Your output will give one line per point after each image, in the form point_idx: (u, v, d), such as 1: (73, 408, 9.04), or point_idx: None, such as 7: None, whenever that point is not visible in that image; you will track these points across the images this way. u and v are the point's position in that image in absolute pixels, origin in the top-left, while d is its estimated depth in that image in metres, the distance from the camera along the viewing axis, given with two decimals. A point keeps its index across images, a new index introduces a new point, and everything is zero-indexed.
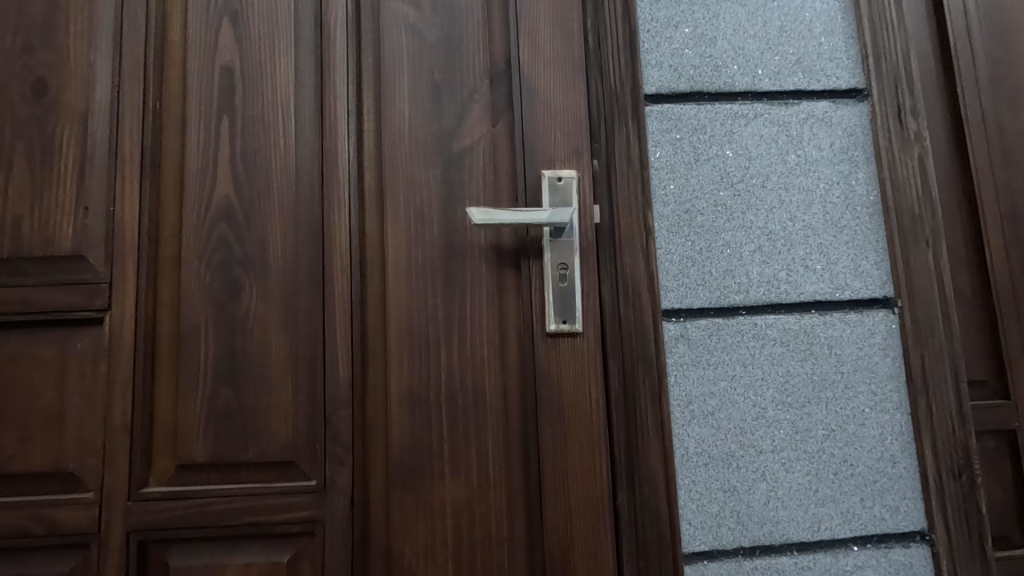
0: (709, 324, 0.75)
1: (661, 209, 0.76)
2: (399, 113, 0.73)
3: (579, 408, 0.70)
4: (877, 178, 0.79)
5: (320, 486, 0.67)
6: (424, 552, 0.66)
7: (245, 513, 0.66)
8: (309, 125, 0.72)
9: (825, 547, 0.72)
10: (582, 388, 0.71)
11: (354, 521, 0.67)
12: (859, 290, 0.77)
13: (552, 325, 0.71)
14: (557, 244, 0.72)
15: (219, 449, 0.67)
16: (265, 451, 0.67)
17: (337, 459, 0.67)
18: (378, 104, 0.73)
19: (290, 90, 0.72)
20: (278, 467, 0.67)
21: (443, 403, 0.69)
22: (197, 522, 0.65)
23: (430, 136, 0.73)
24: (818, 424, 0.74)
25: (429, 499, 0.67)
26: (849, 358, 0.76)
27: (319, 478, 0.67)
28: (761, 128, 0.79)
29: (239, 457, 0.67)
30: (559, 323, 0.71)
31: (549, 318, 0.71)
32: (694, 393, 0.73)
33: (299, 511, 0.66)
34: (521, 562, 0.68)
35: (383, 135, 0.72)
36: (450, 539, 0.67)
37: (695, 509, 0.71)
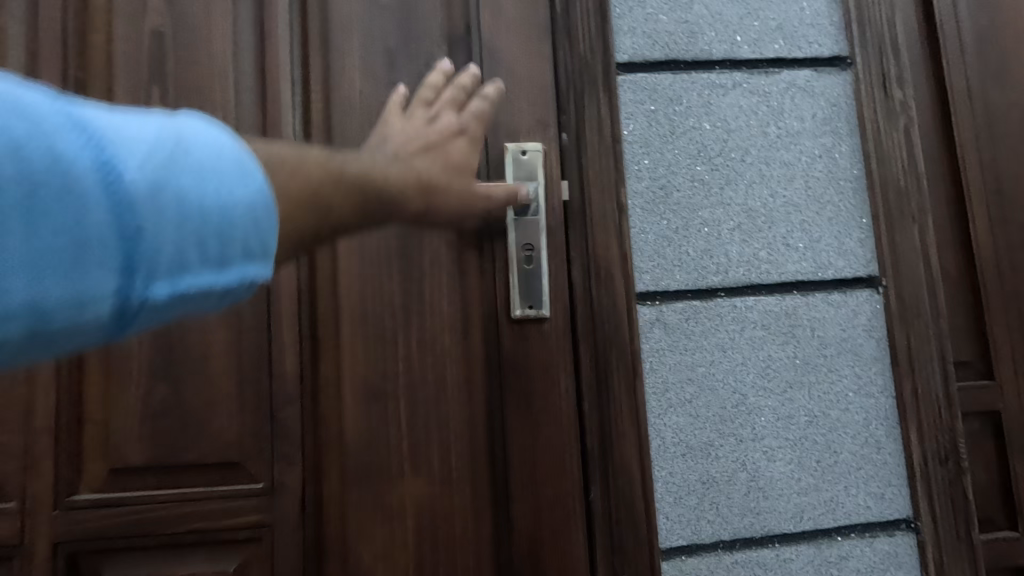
0: (686, 307, 0.70)
1: (635, 185, 0.71)
2: (350, 82, 0.67)
3: (548, 399, 0.66)
4: (862, 151, 0.75)
5: (269, 488, 0.62)
6: (384, 555, 0.62)
7: (185, 520, 0.61)
8: (250, 96, 0.66)
9: (808, 538, 0.69)
10: (552, 378, 0.66)
11: (305, 524, 0.62)
12: (843, 268, 0.74)
13: (518, 310, 0.66)
14: (521, 223, 0.67)
15: (153, 452, 0.61)
16: (205, 452, 0.62)
17: (286, 458, 0.63)
18: (327, 72, 0.67)
19: (228, 57, 0.66)
20: (222, 469, 0.62)
21: (401, 395, 0.64)
22: (130, 532, 0.60)
23: (384, 107, 0.67)
24: (801, 410, 0.71)
25: (389, 500, 0.63)
26: (833, 340, 0.72)
27: (268, 479, 0.63)
28: (740, 99, 0.75)
29: (177, 460, 0.62)
30: (526, 308, 0.66)
31: (514, 302, 0.67)
32: (670, 380, 0.69)
33: (246, 515, 0.62)
34: (487, 563, 0.63)
35: (331, 106, 0.67)
36: (411, 542, 0.62)
37: (672, 502, 0.67)
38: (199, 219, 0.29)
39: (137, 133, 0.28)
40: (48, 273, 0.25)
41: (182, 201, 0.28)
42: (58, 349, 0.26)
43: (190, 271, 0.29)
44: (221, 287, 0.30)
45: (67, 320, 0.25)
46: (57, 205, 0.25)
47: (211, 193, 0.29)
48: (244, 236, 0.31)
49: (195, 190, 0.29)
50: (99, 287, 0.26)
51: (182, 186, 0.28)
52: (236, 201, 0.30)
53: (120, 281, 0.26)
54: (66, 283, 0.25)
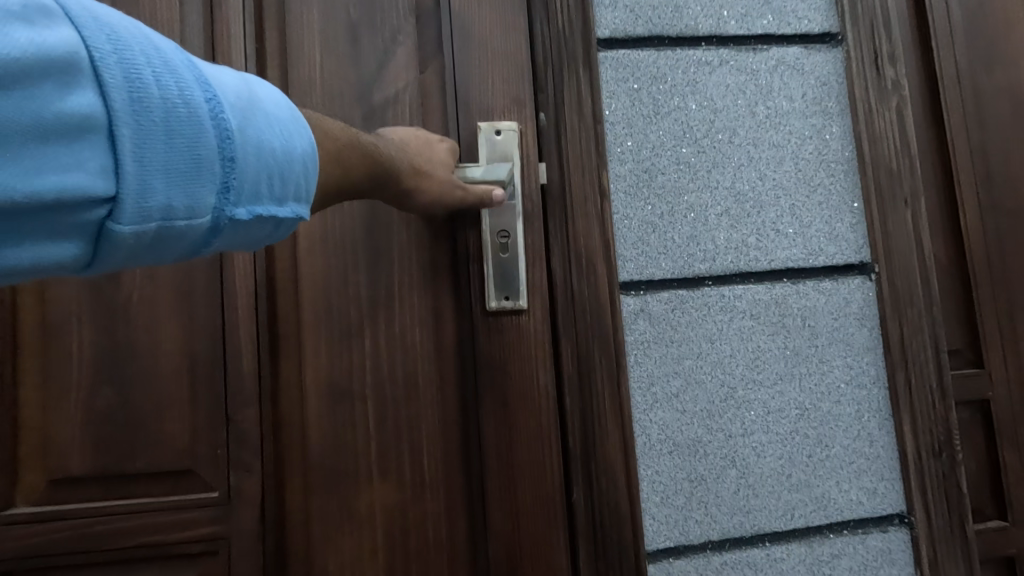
0: (672, 297, 0.67)
1: (618, 169, 0.67)
2: (309, 58, 0.63)
3: (526, 396, 0.62)
4: (853, 132, 0.72)
5: (225, 497, 0.58)
6: (351, 566, 0.58)
7: (134, 533, 0.57)
8: None
9: (799, 536, 0.66)
10: (531, 374, 0.62)
11: (266, 536, 0.59)
12: (834, 255, 0.71)
13: (494, 302, 0.62)
14: (496, 208, 0.63)
15: (96, 461, 0.57)
16: (154, 460, 0.57)
17: (244, 465, 0.59)
18: (284, 46, 0.63)
19: (175, 33, 0.62)
20: (174, 477, 0.58)
21: (368, 395, 0.60)
22: (74, 546, 0.56)
23: (347, 85, 0.63)
24: (791, 403, 0.68)
25: (356, 507, 0.59)
26: (824, 330, 0.69)
27: (224, 488, 0.59)
28: (727, 77, 0.71)
29: (122, 470, 0.57)
30: (502, 299, 0.62)
31: (489, 293, 0.62)
32: (655, 374, 0.65)
33: (200, 527, 0.58)
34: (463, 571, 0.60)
35: (290, 84, 0.62)
36: (381, 551, 0.59)
37: (658, 502, 0.64)
38: (272, 156, 0.37)
39: (230, 83, 0.36)
40: (174, 176, 0.32)
41: (262, 138, 0.36)
42: (167, 246, 0.33)
43: (261, 198, 0.37)
44: (276, 213, 0.38)
45: (182, 219, 0.33)
46: (186, 127, 0.32)
47: (280, 134, 0.37)
48: (298, 173, 0.38)
49: (271, 133, 0.37)
50: (203, 198, 0.33)
51: (261, 130, 0.36)
52: (296, 147, 0.38)
53: (217, 194, 0.34)
54: (185, 189, 0.32)
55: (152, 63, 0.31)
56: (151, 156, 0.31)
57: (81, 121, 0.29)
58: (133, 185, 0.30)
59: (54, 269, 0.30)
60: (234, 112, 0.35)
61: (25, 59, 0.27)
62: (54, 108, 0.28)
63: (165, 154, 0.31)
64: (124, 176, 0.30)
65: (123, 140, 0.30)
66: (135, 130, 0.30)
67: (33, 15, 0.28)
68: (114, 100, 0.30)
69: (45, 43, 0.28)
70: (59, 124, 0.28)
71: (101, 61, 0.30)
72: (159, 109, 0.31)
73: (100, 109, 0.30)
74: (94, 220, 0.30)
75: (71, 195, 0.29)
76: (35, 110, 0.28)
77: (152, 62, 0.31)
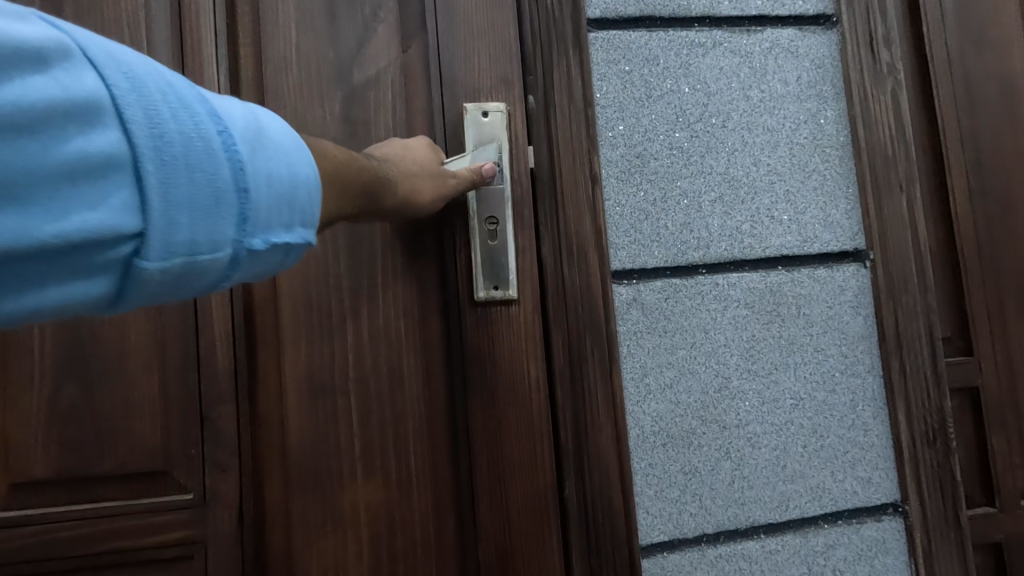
0: (665, 285, 0.65)
1: (610, 153, 0.65)
2: (283, 34, 0.60)
3: (516, 390, 0.60)
4: (847, 116, 0.71)
5: (200, 499, 0.56)
6: (334, 569, 0.56)
7: (104, 538, 0.55)
8: (165, 54, 0.59)
9: (794, 527, 0.65)
10: (521, 367, 0.60)
11: (244, 538, 0.56)
12: (828, 242, 0.69)
13: (482, 292, 0.60)
14: (484, 194, 0.60)
15: (63, 463, 0.54)
16: (123, 460, 0.55)
17: (220, 465, 0.56)
18: (257, 25, 0.60)
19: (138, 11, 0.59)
20: (146, 479, 0.56)
21: (351, 390, 0.57)
22: (43, 552, 0.54)
23: (324, 63, 0.60)
24: (786, 393, 0.66)
25: (339, 507, 0.56)
26: (819, 319, 0.68)
27: (199, 489, 0.56)
28: (720, 60, 0.69)
29: (90, 472, 0.54)
30: (490, 289, 0.60)
31: (477, 283, 0.60)
32: (649, 365, 0.64)
33: (175, 530, 0.56)
34: (451, 569, 0.58)
35: (264, 64, 0.59)
36: (366, 551, 0.56)
37: (652, 495, 0.62)
38: (286, 187, 0.34)
39: (238, 114, 0.33)
40: (199, 212, 0.29)
41: (276, 169, 0.34)
42: (189, 285, 0.31)
43: (278, 230, 0.34)
44: (291, 244, 0.35)
45: (207, 257, 0.30)
46: (206, 161, 0.29)
47: (292, 166, 0.35)
48: (307, 202, 0.36)
49: (285, 163, 0.34)
50: (225, 233, 0.31)
51: (274, 161, 0.33)
52: (305, 178, 0.36)
53: (239, 230, 0.32)
54: (209, 225, 0.30)
55: (167, 96, 0.29)
56: (176, 190, 0.28)
57: (103, 158, 0.26)
58: (159, 225, 0.28)
59: (72, 314, 0.28)
60: (247, 144, 0.32)
61: (41, 101, 0.25)
62: (73, 148, 0.26)
63: (188, 191, 0.29)
64: (151, 216, 0.28)
65: (149, 176, 0.27)
66: (159, 166, 0.28)
67: (50, 52, 0.25)
68: (136, 134, 0.27)
69: (62, 82, 0.25)
70: (81, 164, 0.26)
71: (120, 98, 0.27)
72: (181, 142, 0.28)
73: (123, 145, 0.27)
74: (116, 262, 0.27)
75: (94, 238, 0.26)
76: (52, 152, 0.25)
77: (168, 94, 0.29)
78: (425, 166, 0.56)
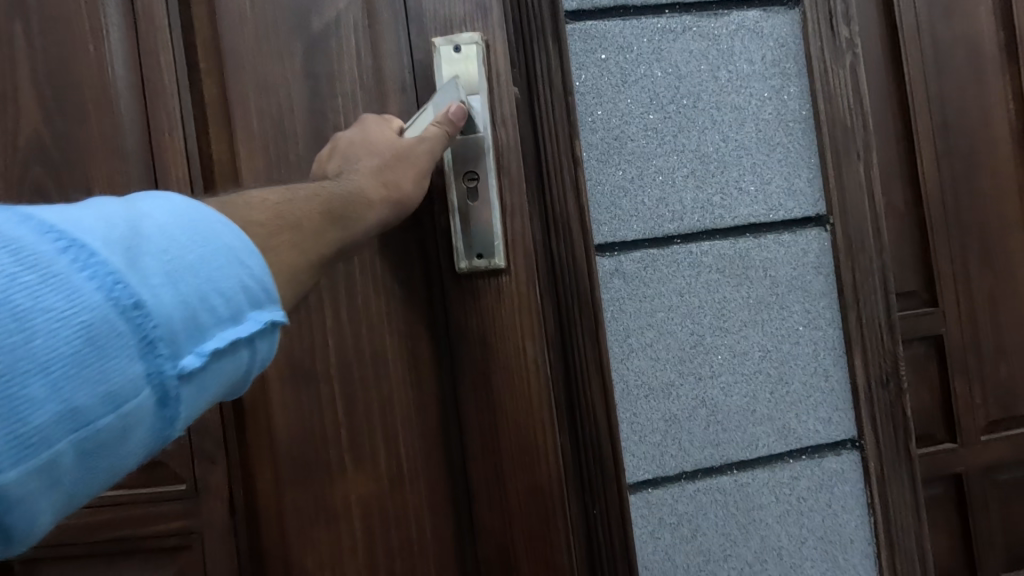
0: (643, 256, 0.73)
1: (589, 137, 0.72)
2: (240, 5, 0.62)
3: (514, 368, 0.64)
4: (809, 91, 0.77)
5: (193, 490, 0.65)
6: (329, 558, 0.63)
7: (112, 528, 0.65)
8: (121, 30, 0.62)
9: (764, 463, 0.74)
10: (516, 344, 0.64)
11: (237, 531, 0.65)
12: (792, 209, 0.76)
13: (464, 263, 0.63)
14: (459, 151, 0.62)
15: None
16: None
17: (209, 458, 0.65)
18: (221, 11, 0.62)
19: None
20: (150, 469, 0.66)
21: (333, 374, 0.63)
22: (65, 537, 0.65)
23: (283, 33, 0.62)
24: (755, 346, 0.74)
25: (330, 498, 0.63)
26: (784, 279, 0.75)
27: (191, 481, 0.65)
28: (690, 44, 0.75)
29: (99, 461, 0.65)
30: (474, 258, 0.63)
31: (459, 253, 0.64)
32: (631, 326, 0.72)
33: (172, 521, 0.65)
34: (447, 525, 0.65)
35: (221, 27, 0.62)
36: (359, 527, 0.63)
37: (636, 441, 0.72)
38: (196, 278, 0.30)
39: (99, 219, 0.28)
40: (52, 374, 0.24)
41: (175, 261, 0.30)
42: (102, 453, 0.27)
43: (207, 332, 0.30)
44: (241, 335, 0.32)
45: (101, 419, 0.26)
46: (50, 308, 0.25)
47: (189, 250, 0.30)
48: (242, 278, 0.33)
49: (177, 248, 0.30)
50: (123, 372, 0.27)
51: (156, 255, 0.29)
52: (219, 254, 0.32)
53: (138, 365, 0.27)
54: (89, 375, 0.25)
55: None
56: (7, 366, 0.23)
57: None
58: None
59: None
60: (114, 247, 0.28)
61: None
62: None
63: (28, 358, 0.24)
64: None
65: None
66: None
67: None
68: None
69: None
70: None
71: None
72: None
73: None
74: None
75: None
76: None
77: None
78: (392, 158, 0.56)
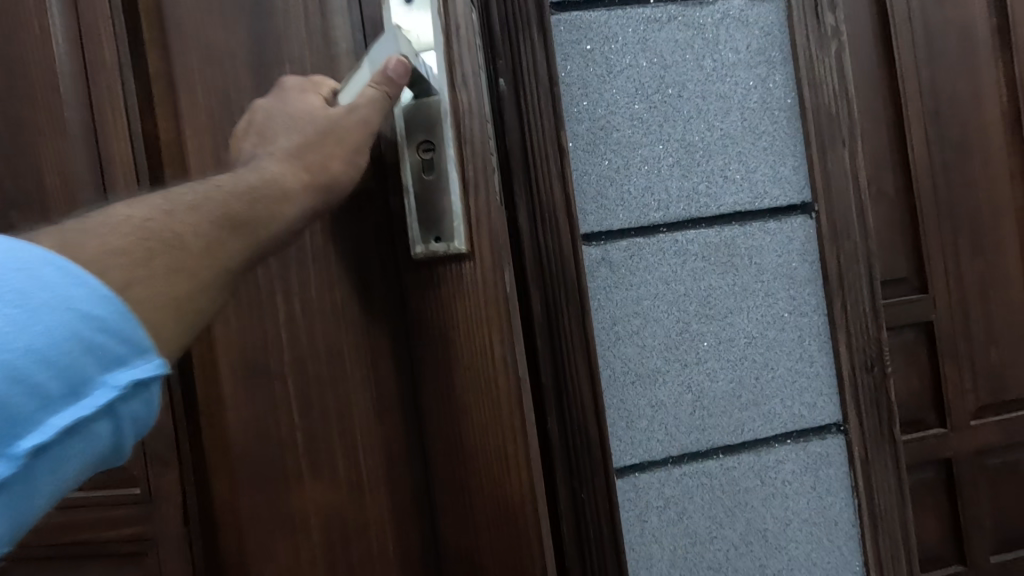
0: (630, 244, 0.74)
1: (575, 127, 0.73)
2: None
3: (485, 368, 0.55)
4: (795, 79, 0.77)
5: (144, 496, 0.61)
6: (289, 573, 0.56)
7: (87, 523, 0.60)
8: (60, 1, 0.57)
9: (750, 447, 0.76)
10: (483, 339, 0.55)
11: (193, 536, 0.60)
12: (778, 197, 0.77)
13: (421, 247, 0.55)
14: (411, 120, 0.53)
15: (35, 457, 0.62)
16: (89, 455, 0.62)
17: (162, 460, 0.60)
18: None
19: None
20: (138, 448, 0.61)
21: (288, 370, 0.56)
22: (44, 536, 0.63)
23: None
24: (741, 333, 0.75)
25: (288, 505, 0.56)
26: (770, 266, 0.76)
27: (145, 485, 0.61)
28: (675, 33, 0.75)
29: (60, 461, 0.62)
30: (432, 242, 0.55)
31: (415, 237, 0.55)
32: (617, 314, 0.73)
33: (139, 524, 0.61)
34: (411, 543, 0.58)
35: None
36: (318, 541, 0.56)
37: (623, 426, 0.73)
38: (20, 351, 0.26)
39: None
40: None
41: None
42: None
43: (36, 412, 0.27)
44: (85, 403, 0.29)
45: None
46: None
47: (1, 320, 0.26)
48: (80, 337, 0.29)
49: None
50: None
51: None
52: (44, 315, 0.27)
53: None
54: None
55: None
56: None
57: None
58: None
59: None
60: None
61: None
62: None
63: None
64: None
65: None
66: None
67: None
68: None
69: None
70: None
71: None
72: None
73: None
74: None
75: None
76: None
77: None
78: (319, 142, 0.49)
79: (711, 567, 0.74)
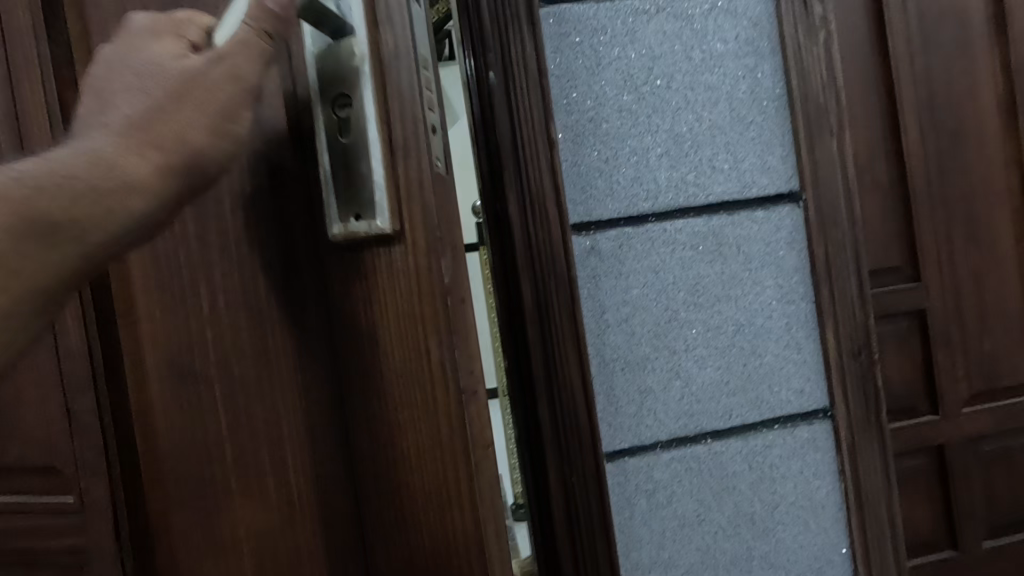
0: (619, 234, 0.75)
1: (564, 120, 0.74)
2: None
3: (421, 418, 0.35)
4: (783, 69, 0.77)
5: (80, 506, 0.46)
6: None
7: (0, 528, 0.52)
8: None
9: (737, 432, 0.77)
10: (418, 375, 0.35)
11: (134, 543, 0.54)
12: (766, 186, 0.78)
13: (338, 227, 0.36)
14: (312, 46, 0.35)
15: None
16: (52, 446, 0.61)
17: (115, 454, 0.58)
18: None
19: None
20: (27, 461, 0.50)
21: None
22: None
23: None
24: (729, 320, 0.77)
25: None
26: (758, 255, 0.77)
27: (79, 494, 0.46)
28: (664, 25, 0.76)
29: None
30: (350, 220, 0.36)
31: (330, 211, 0.37)
32: (607, 303, 0.75)
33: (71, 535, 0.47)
34: None
35: None
36: None
37: (613, 412, 0.75)
38: None
39: None
40: None
41: None
42: None
43: None
44: None
45: None
46: None
47: None
48: None
49: None
50: None
51: None
52: None
53: None
54: None
55: None
56: None
57: None
58: None
59: None
60: None
61: None
62: None
63: None
64: None
65: None
66: None
67: None
68: None
69: None
70: None
71: None
72: None
73: None
74: None
75: None
76: None
77: None
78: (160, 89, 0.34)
79: (699, 549, 0.76)
